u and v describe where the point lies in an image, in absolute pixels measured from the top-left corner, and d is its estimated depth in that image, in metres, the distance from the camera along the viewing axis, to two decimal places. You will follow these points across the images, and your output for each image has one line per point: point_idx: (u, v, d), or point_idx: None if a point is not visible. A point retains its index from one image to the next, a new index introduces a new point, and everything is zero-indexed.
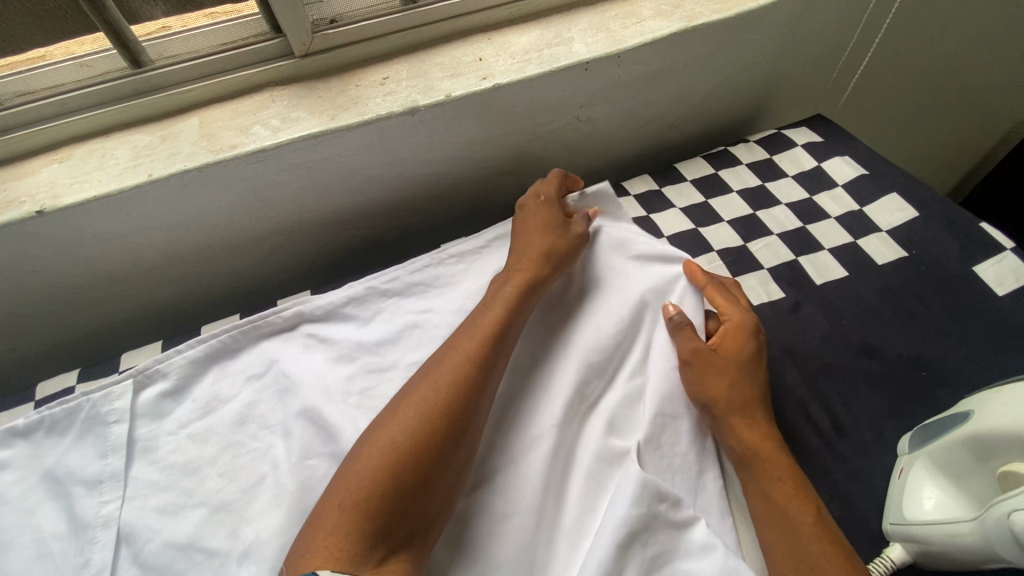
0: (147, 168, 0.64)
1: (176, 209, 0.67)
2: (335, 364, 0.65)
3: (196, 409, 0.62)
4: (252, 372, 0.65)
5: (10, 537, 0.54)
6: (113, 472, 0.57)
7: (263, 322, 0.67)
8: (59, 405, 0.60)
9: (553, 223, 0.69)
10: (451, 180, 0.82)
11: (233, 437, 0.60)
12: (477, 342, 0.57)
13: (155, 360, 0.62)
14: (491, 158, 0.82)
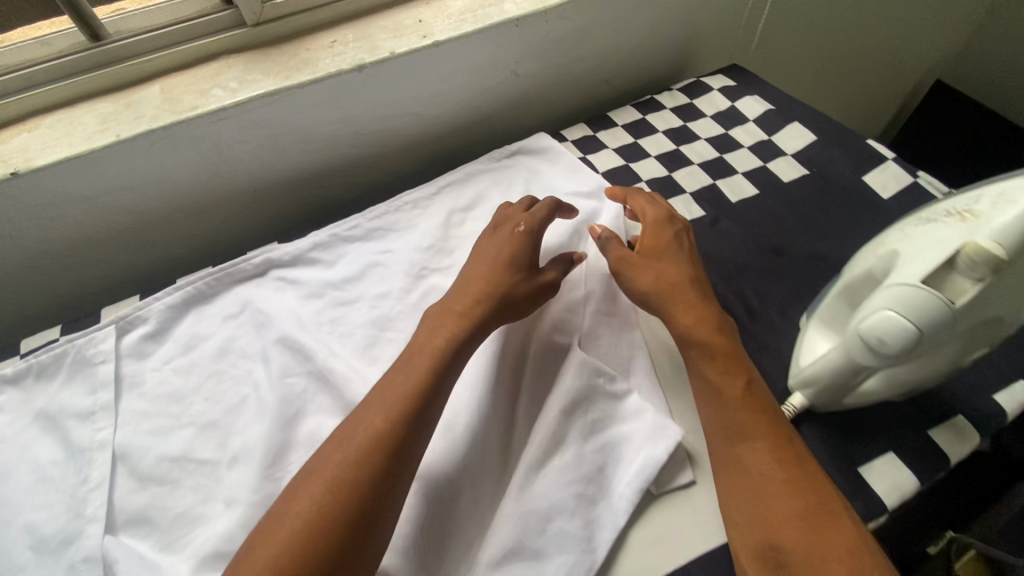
0: (387, 50, 0.64)
1: (384, 104, 0.67)
2: (510, 280, 0.62)
3: (332, 302, 0.59)
4: (399, 271, 0.61)
5: (183, 394, 0.54)
6: (279, 336, 0.56)
7: (425, 220, 0.65)
8: (198, 283, 0.60)
9: (507, 262, 0.55)
10: (646, 120, 0.77)
11: (379, 336, 0.57)
12: (730, 397, 0.46)
13: (331, 235, 0.64)
14: (708, 106, 0.77)
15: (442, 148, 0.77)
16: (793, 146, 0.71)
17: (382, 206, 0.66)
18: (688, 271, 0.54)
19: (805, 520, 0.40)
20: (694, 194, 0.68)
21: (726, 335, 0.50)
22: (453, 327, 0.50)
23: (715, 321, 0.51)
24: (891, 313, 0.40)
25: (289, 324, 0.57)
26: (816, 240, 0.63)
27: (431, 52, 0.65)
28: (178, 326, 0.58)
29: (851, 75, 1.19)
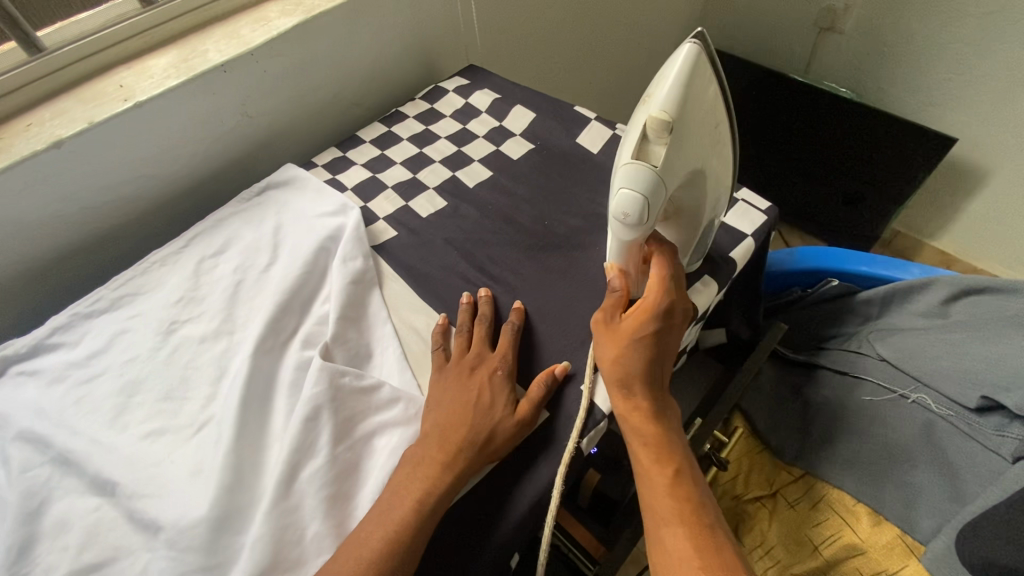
0: (85, 116, 0.64)
1: (104, 169, 0.67)
2: (252, 310, 0.62)
3: (76, 383, 0.58)
4: (144, 335, 0.61)
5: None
6: (16, 433, 0.54)
7: (163, 277, 0.65)
8: None
9: (496, 399, 0.51)
10: (392, 131, 0.82)
11: (122, 401, 0.56)
12: (642, 394, 0.49)
13: (71, 316, 0.62)
14: (441, 106, 0.84)
15: (198, 201, 0.77)
16: (519, 126, 0.79)
17: (127, 273, 0.66)
18: (642, 341, 0.50)
19: (689, 543, 0.43)
20: (436, 189, 0.74)
21: (659, 353, 0.50)
22: (430, 475, 0.47)
23: (659, 338, 0.50)
24: (627, 190, 0.44)
25: (27, 418, 0.55)
26: (539, 202, 0.70)
27: (137, 112, 0.66)
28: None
29: (611, 49, 1.32)
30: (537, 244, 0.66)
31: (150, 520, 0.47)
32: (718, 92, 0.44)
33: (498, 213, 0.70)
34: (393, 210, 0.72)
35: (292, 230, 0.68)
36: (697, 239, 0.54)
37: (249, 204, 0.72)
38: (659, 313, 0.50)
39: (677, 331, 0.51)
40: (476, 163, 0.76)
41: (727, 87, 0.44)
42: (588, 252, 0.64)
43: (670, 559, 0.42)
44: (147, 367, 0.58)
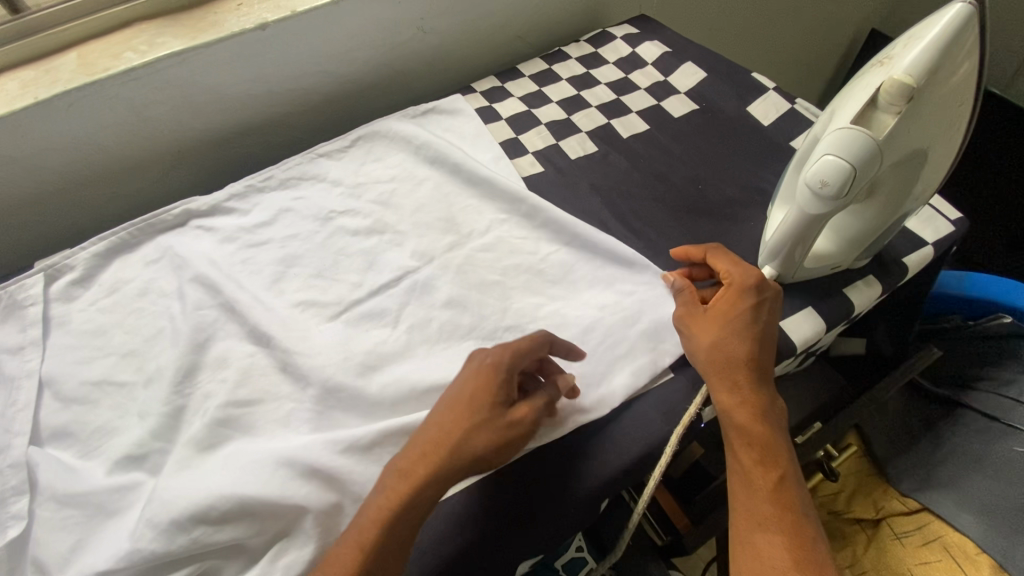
0: (290, 5, 0.68)
1: (292, 58, 0.72)
2: (403, 214, 0.65)
3: (244, 245, 0.64)
4: (308, 217, 0.66)
5: (105, 328, 0.58)
6: (192, 277, 0.61)
7: (330, 169, 0.71)
8: (126, 232, 0.65)
9: (479, 409, 0.44)
10: (552, 69, 0.81)
11: (280, 269, 0.61)
12: (740, 394, 0.47)
13: (246, 187, 0.69)
14: (605, 53, 0.82)
15: (358, 106, 0.81)
16: (685, 85, 0.76)
17: (295, 158, 0.72)
18: (742, 322, 0.48)
19: (782, 538, 0.42)
20: (589, 133, 0.72)
21: (762, 347, 0.48)
22: (395, 499, 0.41)
23: (762, 332, 0.48)
24: (830, 157, 0.41)
25: (203, 266, 0.62)
26: (694, 165, 0.67)
27: (332, 9, 0.70)
28: (104, 270, 0.63)
29: (780, 27, 1.22)
30: (687, 208, 0.63)
31: (299, 374, 0.52)
32: (966, 75, 0.40)
33: (650, 168, 0.67)
34: (542, 147, 0.72)
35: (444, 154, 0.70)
36: (881, 232, 0.49)
37: (408, 119, 0.75)
38: (749, 302, 0.49)
39: (773, 325, 0.49)
40: (633, 115, 0.74)
41: (984, 85, 0.42)
42: (739, 226, 0.61)
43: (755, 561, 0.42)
44: (305, 246, 0.64)
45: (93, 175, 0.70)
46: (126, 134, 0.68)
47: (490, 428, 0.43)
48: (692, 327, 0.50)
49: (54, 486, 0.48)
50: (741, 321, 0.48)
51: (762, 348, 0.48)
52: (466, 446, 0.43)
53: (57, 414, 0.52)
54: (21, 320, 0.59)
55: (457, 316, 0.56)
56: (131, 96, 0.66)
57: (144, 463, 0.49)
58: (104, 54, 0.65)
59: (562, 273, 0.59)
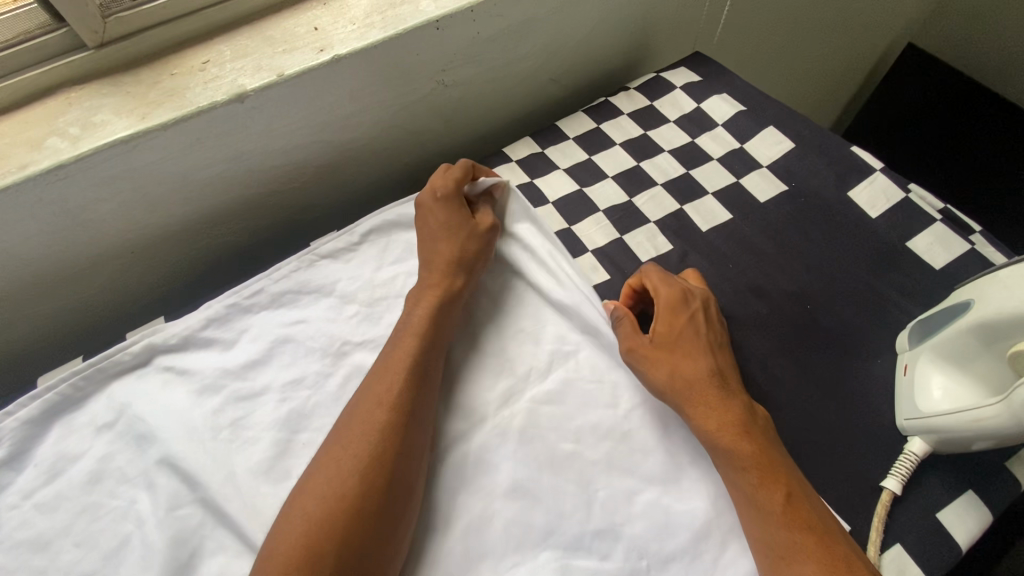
0: (276, 66, 0.51)
1: (280, 130, 0.55)
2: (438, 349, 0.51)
3: (232, 398, 0.49)
4: (314, 352, 0.51)
5: (47, 537, 0.43)
6: (165, 454, 0.46)
7: (336, 278, 0.56)
8: (69, 384, 0.48)
9: (456, 224, 0.53)
10: (601, 129, 0.66)
11: (285, 437, 0.47)
12: (723, 431, 0.42)
13: (228, 306, 0.53)
14: (663, 109, 0.68)
15: (362, 176, 0.65)
16: (767, 157, 0.62)
17: (289, 262, 0.56)
18: (695, 349, 0.46)
19: None
20: (659, 223, 0.59)
21: (720, 361, 0.47)
22: (334, 471, 0.41)
23: (710, 348, 0.47)
24: None
25: (178, 436, 0.46)
26: (794, 273, 0.54)
27: (332, 69, 0.53)
28: (40, 441, 0.47)
29: (824, 46, 1.09)
30: (798, 337, 0.51)
31: None
32: None
33: (742, 277, 0.55)
34: (604, 243, 0.57)
35: (498, 260, 0.56)
36: None
37: None
38: (686, 315, 0.48)
39: (720, 334, 0.48)
40: (709, 197, 0.60)
41: None
42: (864, 365, 0.49)
43: None
44: (314, 397, 0.49)
45: (15, 296, 0.52)
46: (57, 243, 0.51)
47: (461, 231, 0.53)
48: (647, 351, 0.47)
49: None
50: (712, 373, 0.45)
51: (733, 388, 0.45)
52: (445, 235, 0.53)
53: None
54: None
55: (529, 514, 0.43)
56: (61, 198, 0.48)
57: None
58: (18, 142, 0.47)
59: (656, 440, 0.46)
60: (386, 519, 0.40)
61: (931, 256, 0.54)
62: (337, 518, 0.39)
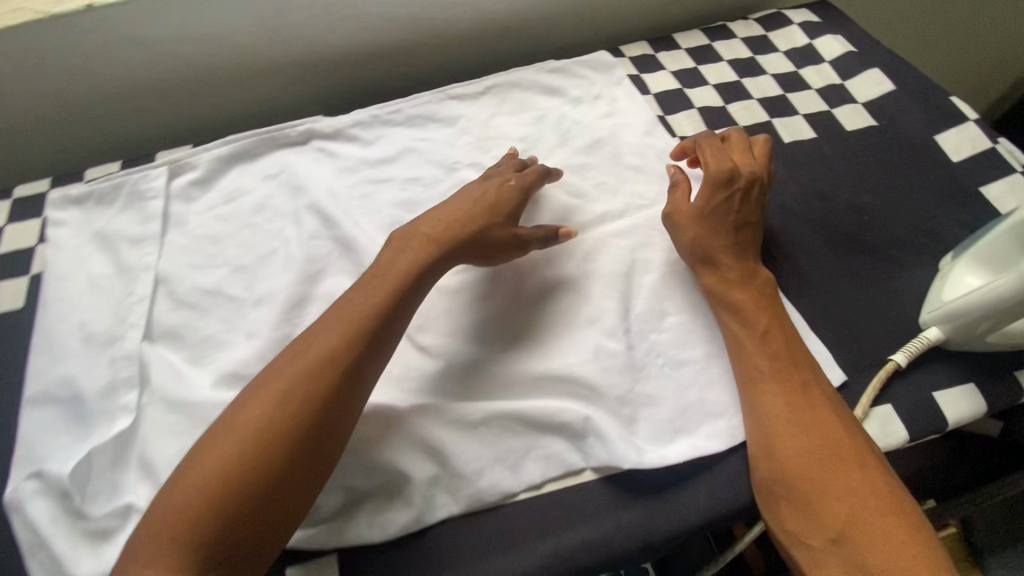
0: None
1: None
2: None
3: (363, 179, 0.61)
4: (430, 163, 0.63)
5: (220, 237, 0.58)
6: (309, 203, 0.59)
7: (458, 114, 0.66)
8: (249, 142, 0.63)
9: (492, 205, 0.53)
10: (713, 46, 0.73)
11: (398, 214, 0.59)
12: (748, 312, 0.49)
13: (372, 116, 0.66)
14: (776, 41, 0.73)
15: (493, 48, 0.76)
16: (864, 96, 0.67)
17: (424, 95, 0.67)
18: (721, 221, 0.53)
19: (791, 407, 0.44)
20: (745, 128, 0.65)
21: (745, 249, 0.52)
22: (290, 380, 0.40)
23: (733, 229, 0.53)
24: None
25: (320, 195, 0.59)
26: (861, 191, 0.59)
27: None
28: (224, 176, 0.62)
29: (960, 42, 1.07)
30: (847, 238, 0.56)
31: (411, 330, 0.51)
32: None
33: (811, 184, 0.60)
34: (692, 134, 0.64)
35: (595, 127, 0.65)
36: None
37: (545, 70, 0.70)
38: (724, 193, 0.53)
39: (752, 230, 0.54)
40: (799, 118, 0.65)
41: None
42: (905, 273, 0.54)
43: (775, 426, 0.44)
44: (425, 193, 0.60)
45: None
46: None
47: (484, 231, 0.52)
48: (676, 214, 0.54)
49: (164, 385, 0.48)
50: (729, 241, 0.52)
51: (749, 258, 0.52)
52: (479, 228, 0.51)
53: (170, 313, 0.53)
54: (142, 213, 0.58)
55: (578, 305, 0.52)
56: None
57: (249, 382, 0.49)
58: None
59: (694, 283, 0.54)
60: (318, 452, 0.40)
61: (1001, 202, 0.57)
62: (271, 441, 0.38)
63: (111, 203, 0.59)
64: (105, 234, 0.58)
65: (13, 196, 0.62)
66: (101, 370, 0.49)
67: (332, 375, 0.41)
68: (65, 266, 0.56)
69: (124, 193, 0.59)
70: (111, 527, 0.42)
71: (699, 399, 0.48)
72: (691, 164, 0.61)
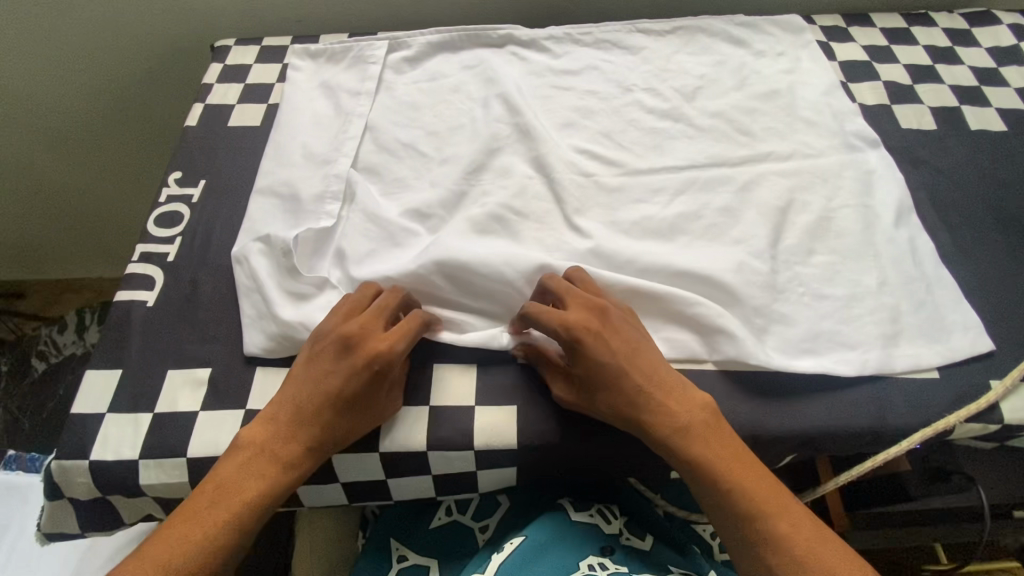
0: None
1: None
2: (702, 113, 0.64)
3: (547, 84, 0.68)
4: (610, 81, 0.68)
5: (419, 105, 0.66)
6: (498, 92, 0.66)
7: (643, 46, 0.71)
8: (457, 34, 0.71)
9: (303, 388, 0.44)
10: (910, 31, 0.72)
11: (574, 117, 0.64)
12: (648, 409, 0.44)
13: (564, 34, 0.72)
14: (981, 37, 0.71)
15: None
16: None
17: (615, 25, 0.72)
18: (597, 383, 0.45)
19: (774, 537, 0.42)
20: (930, 109, 0.64)
21: (643, 356, 0.46)
22: (234, 466, 0.42)
23: (627, 355, 0.45)
24: None
25: (509, 86, 0.66)
26: None
27: None
28: (430, 59, 0.71)
29: None
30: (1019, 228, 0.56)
31: (572, 210, 0.57)
32: None
33: (990, 172, 0.59)
34: (872, 104, 0.65)
35: (774, 79, 0.67)
36: None
37: (734, 22, 0.72)
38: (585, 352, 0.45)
39: (630, 333, 0.47)
40: (992, 110, 0.64)
41: None
42: None
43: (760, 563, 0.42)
44: (601, 105, 0.65)
45: None
46: None
47: (331, 368, 0.44)
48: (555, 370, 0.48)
49: (364, 204, 0.57)
50: (637, 387, 0.44)
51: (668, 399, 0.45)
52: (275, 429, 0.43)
53: (374, 155, 0.62)
54: (362, 74, 0.68)
55: (730, 224, 0.56)
56: None
57: (428, 220, 0.57)
58: None
59: (850, 231, 0.55)
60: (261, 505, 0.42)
61: None
62: (232, 515, 0.41)
63: (339, 62, 0.70)
64: (330, 83, 0.68)
65: (263, 44, 0.74)
66: (316, 181, 0.59)
67: (294, 447, 0.43)
68: (296, 100, 0.66)
69: (351, 55, 0.70)
70: (309, 291, 0.52)
71: (833, 329, 0.50)
72: (867, 129, 0.62)
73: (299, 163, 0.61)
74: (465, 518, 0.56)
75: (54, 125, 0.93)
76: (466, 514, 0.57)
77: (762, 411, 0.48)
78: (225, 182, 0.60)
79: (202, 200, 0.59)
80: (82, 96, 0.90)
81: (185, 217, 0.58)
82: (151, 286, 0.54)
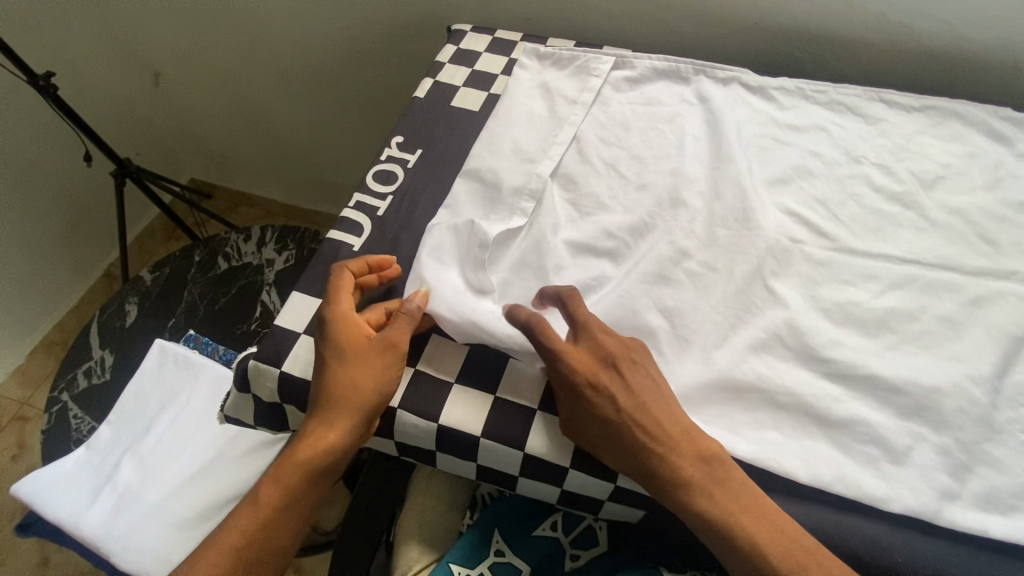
0: None
1: None
2: (940, 205, 0.58)
3: (766, 134, 0.65)
4: (837, 147, 0.63)
5: (629, 125, 0.66)
6: (713, 131, 0.64)
7: (883, 118, 0.65)
8: (683, 65, 0.70)
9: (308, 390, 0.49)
10: None
11: (788, 174, 0.61)
12: (676, 464, 0.44)
13: (796, 86, 0.68)
14: None
15: (941, 74, 0.71)
16: None
17: (858, 89, 0.67)
18: (628, 431, 0.45)
19: None
20: None
21: (652, 413, 0.45)
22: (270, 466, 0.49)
23: (651, 399, 0.46)
24: None
25: (726, 129, 0.64)
26: None
27: None
28: (649, 83, 0.70)
29: None
30: None
31: (769, 271, 0.54)
32: None
33: None
34: None
35: None
36: None
37: (1002, 115, 0.64)
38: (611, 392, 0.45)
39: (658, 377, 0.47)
40: None
41: None
42: None
43: None
44: (822, 170, 0.61)
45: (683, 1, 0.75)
46: None
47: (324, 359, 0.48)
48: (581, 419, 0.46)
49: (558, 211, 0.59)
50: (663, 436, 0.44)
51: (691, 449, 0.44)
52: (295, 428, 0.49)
53: (576, 163, 0.64)
54: (581, 83, 0.70)
55: (948, 337, 0.50)
56: None
57: (616, 241, 0.57)
58: None
59: None
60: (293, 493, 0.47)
61: None
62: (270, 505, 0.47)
63: (562, 68, 0.72)
64: (550, 86, 0.70)
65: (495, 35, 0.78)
66: (518, 176, 0.61)
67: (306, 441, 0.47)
68: (515, 94, 0.69)
69: (575, 64, 0.72)
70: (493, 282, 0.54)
71: None
72: None
73: (507, 155, 0.63)
74: (566, 541, 0.56)
75: (287, 67, 1.07)
76: (568, 536, 0.57)
77: (941, 560, 0.43)
78: (438, 156, 0.65)
79: (416, 167, 0.64)
80: (312, 51, 1.03)
81: (397, 178, 0.63)
82: (359, 233, 0.59)
